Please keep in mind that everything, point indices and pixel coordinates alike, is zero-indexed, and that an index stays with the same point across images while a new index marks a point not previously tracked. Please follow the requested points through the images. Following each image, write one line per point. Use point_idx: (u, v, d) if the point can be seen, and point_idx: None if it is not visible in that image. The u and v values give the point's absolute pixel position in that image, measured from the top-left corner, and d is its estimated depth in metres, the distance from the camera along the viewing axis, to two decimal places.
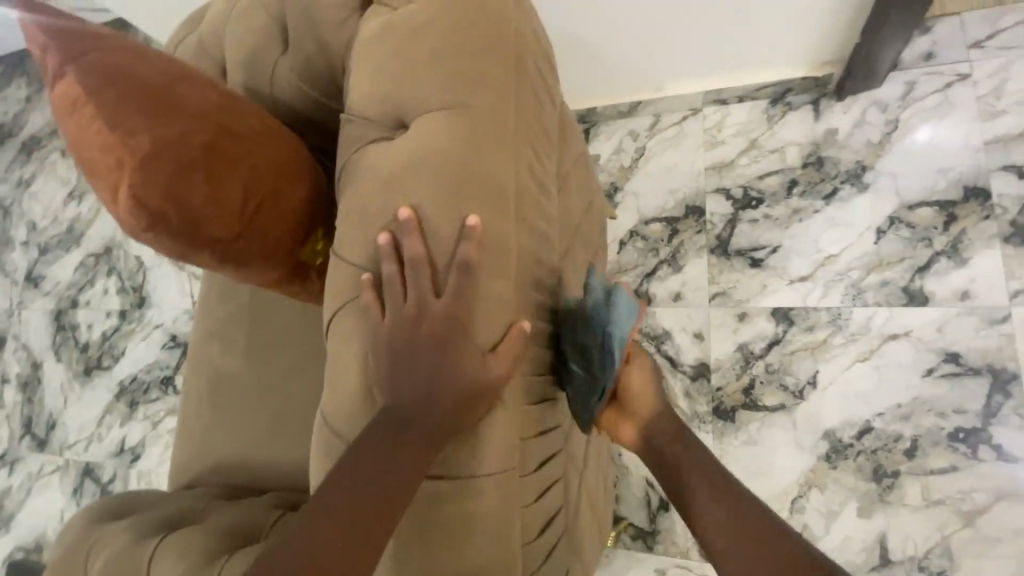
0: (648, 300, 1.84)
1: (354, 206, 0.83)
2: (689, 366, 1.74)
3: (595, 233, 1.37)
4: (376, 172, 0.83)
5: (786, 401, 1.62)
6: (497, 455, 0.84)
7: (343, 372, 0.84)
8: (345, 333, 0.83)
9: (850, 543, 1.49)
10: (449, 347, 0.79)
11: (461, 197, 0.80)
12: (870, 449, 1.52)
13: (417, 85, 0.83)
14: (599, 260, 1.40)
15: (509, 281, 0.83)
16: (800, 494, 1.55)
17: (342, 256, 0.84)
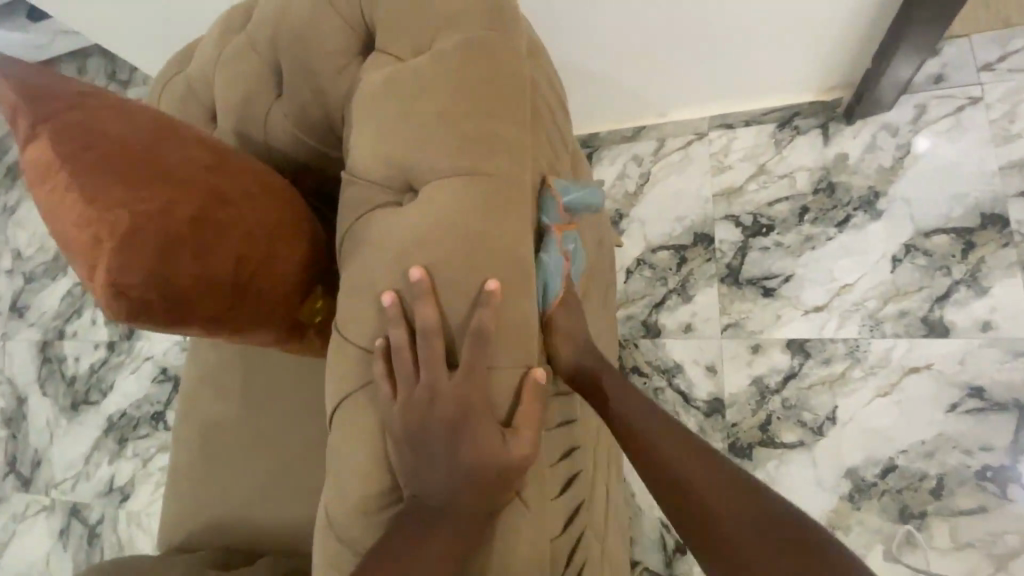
0: (657, 331, 1.78)
1: (362, 278, 0.77)
2: (703, 402, 1.68)
3: (606, 273, 1.31)
4: (385, 241, 0.77)
5: (804, 438, 1.56)
6: (527, 562, 0.76)
7: (351, 456, 0.77)
8: (355, 423, 0.77)
9: None
10: (463, 429, 0.72)
11: (478, 268, 0.74)
12: (894, 489, 1.46)
13: (424, 144, 0.77)
14: (610, 301, 1.35)
15: (531, 353, 0.77)
16: None
17: (348, 334, 0.78)
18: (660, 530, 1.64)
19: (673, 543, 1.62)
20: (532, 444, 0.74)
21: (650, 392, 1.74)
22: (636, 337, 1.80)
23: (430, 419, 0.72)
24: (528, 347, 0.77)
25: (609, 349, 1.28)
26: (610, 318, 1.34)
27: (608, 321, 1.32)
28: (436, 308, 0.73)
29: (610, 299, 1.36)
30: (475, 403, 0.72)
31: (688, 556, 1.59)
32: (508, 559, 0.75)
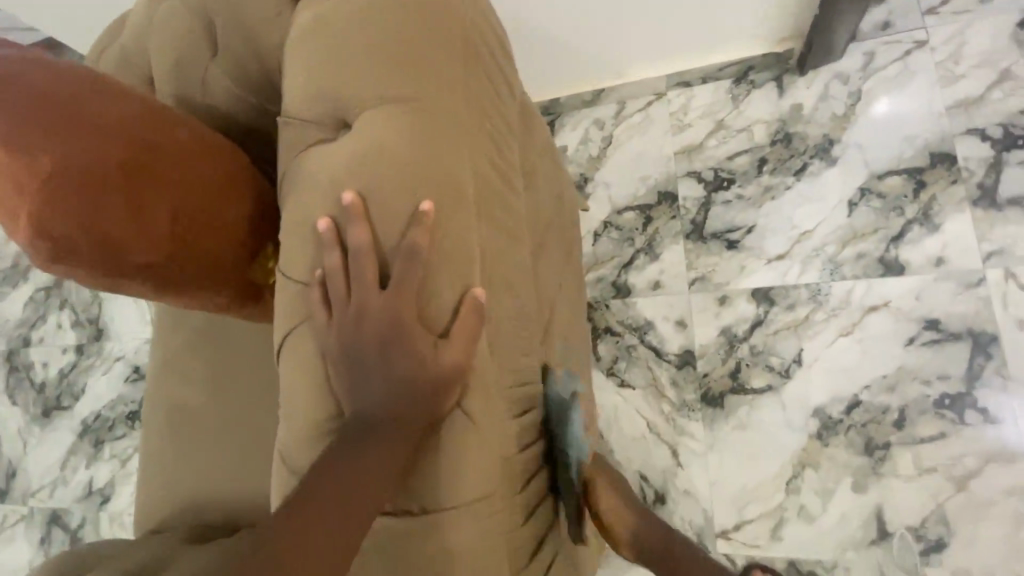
0: (627, 291, 1.80)
1: (296, 213, 0.77)
2: (674, 355, 1.71)
3: (568, 230, 1.33)
4: (318, 175, 0.76)
5: (773, 382, 1.60)
6: (473, 476, 0.77)
7: (297, 390, 0.78)
8: (299, 356, 0.77)
9: (848, 519, 1.47)
10: (393, 342, 0.72)
11: (412, 196, 0.74)
12: (859, 423, 1.50)
13: (356, 79, 0.77)
14: (574, 257, 1.36)
15: (470, 277, 0.77)
16: (794, 475, 1.53)
17: (286, 271, 0.78)
18: (639, 483, 1.66)
19: (653, 495, 1.64)
20: (465, 353, 0.75)
21: (623, 350, 1.77)
22: (607, 298, 1.82)
23: (367, 341, 0.73)
24: (468, 277, 0.77)
25: (573, 304, 1.30)
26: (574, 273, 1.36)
27: (573, 276, 1.34)
28: (366, 230, 0.72)
29: (573, 256, 1.37)
30: (412, 327, 0.72)
31: (668, 505, 1.62)
32: (454, 473, 0.76)
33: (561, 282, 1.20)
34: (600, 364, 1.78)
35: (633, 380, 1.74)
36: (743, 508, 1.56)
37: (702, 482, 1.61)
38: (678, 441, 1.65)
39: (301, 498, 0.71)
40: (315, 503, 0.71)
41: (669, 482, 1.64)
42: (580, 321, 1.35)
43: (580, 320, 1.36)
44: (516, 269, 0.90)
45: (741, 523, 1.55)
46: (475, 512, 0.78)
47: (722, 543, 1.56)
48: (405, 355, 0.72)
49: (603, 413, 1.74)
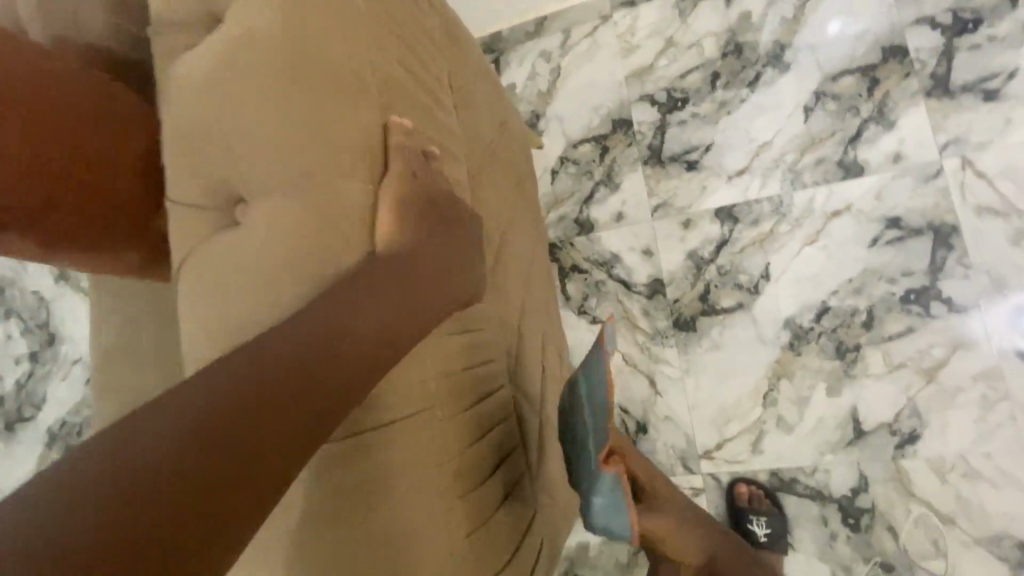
0: (590, 226, 1.75)
1: (190, 132, 0.85)
2: (643, 285, 1.68)
3: (523, 178, 1.31)
4: (195, 90, 0.85)
5: (743, 299, 1.58)
6: (415, 389, 0.79)
7: (204, 294, 0.83)
8: (207, 260, 0.84)
9: (825, 424, 1.48)
10: (425, 269, 0.80)
11: (286, 109, 0.81)
12: (829, 329, 1.50)
13: (240, 13, 0.86)
14: (525, 196, 1.33)
15: (375, 195, 0.80)
16: (770, 388, 1.54)
17: (177, 190, 0.88)
18: (620, 416, 1.66)
19: (635, 426, 1.64)
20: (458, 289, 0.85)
21: (592, 287, 1.73)
22: (570, 236, 1.77)
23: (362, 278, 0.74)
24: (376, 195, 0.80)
25: (527, 246, 1.28)
26: (525, 211, 1.33)
27: (524, 215, 1.31)
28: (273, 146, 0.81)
29: (524, 194, 1.33)
30: (445, 273, 0.83)
31: (650, 434, 1.62)
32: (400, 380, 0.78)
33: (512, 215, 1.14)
34: (570, 304, 1.74)
35: (605, 315, 1.70)
36: (722, 426, 1.57)
37: (681, 407, 1.61)
38: (654, 370, 1.64)
39: (222, 396, 0.59)
40: (241, 408, 0.59)
41: (649, 411, 1.63)
42: (538, 260, 1.33)
43: (537, 259, 1.33)
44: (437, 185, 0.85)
45: (722, 442, 1.56)
46: (400, 435, 0.78)
47: (705, 463, 1.57)
48: (432, 284, 0.80)
49: (578, 352, 1.71)
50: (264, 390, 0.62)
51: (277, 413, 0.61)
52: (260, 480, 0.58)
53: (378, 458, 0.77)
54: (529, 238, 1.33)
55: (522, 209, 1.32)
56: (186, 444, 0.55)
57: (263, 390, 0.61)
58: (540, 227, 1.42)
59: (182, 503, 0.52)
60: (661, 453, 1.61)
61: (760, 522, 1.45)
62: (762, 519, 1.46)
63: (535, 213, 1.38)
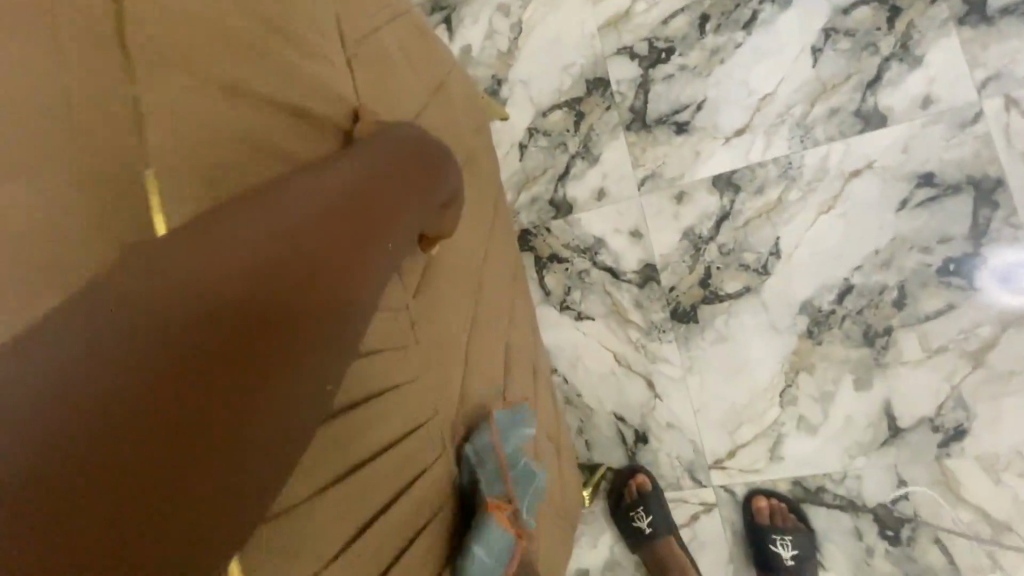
0: (568, 207, 1.50)
1: None
2: (633, 273, 1.44)
3: (470, 160, 1.07)
4: None
5: (750, 282, 1.35)
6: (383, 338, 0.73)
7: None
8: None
9: (854, 422, 1.27)
10: (426, 183, 0.72)
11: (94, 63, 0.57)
12: (854, 311, 1.27)
13: None
14: (474, 179, 1.08)
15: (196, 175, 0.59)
16: (787, 383, 1.32)
17: None
18: (616, 425, 1.44)
19: (633, 436, 1.42)
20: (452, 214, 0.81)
21: (574, 279, 1.49)
22: (546, 221, 1.52)
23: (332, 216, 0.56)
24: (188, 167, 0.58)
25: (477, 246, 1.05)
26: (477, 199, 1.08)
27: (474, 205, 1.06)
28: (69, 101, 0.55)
29: (474, 178, 1.08)
30: (438, 183, 0.75)
31: (650, 444, 1.41)
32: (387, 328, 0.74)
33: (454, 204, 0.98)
34: (551, 299, 1.50)
35: (591, 310, 1.47)
36: (734, 432, 1.35)
37: (686, 411, 1.38)
38: (651, 370, 1.41)
39: (161, 303, 0.42)
40: (183, 333, 0.42)
41: (648, 418, 1.41)
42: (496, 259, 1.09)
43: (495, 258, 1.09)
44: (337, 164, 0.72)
45: (735, 449, 1.35)
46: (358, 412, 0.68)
47: (717, 474, 1.36)
48: (427, 193, 0.72)
49: (563, 355, 1.48)
50: (219, 315, 0.44)
51: (241, 349, 0.44)
52: (217, 444, 0.43)
53: (369, 429, 0.69)
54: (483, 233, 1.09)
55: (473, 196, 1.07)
56: (154, 363, 0.41)
57: (208, 317, 0.43)
58: (499, 217, 1.17)
59: (124, 495, 0.39)
60: (664, 464, 1.40)
61: (785, 542, 1.25)
62: (787, 538, 1.25)
63: (491, 201, 1.13)
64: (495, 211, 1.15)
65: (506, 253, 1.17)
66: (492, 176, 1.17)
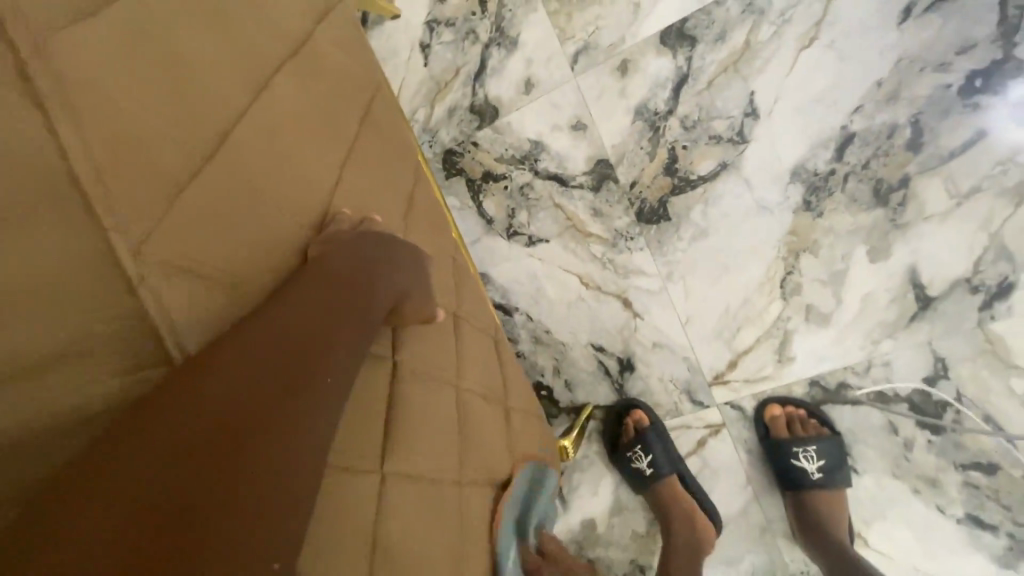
0: (494, 112, 1.22)
1: None
2: (585, 175, 1.18)
3: (319, 58, 0.69)
4: None
5: (726, 156, 1.09)
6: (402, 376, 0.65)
7: None
8: None
9: (876, 301, 1.04)
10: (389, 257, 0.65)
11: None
12: (860, 164, 1.02)
13: None
14: (330, 87, 0.70)
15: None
16: (788, 270, 1.08)
17: None
18: (596, 358, 1.22)
19: (617, 366, 1.21)
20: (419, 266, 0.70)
21: (517, 198, 1.23)
22: (471, 134, 1.24)
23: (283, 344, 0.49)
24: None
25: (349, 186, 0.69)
26: (336, 119, 0.70)
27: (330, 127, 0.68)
28: None
29: (333, 84, 0.71)
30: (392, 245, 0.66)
31: (639, 371, 1.19)
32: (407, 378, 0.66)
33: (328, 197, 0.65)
34: (494, 228, 1.24)
35: (543, 230, 1.22)
36: (733, 338, 1.13)
37: (673, 327, 1.16)
38: (625, 286, 1.18)
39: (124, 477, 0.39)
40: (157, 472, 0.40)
41: (631, 342, 1.19)
42: (377, 195, 0.75)
43: (376, 194, 0.75)
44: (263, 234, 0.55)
45: (736, 359, 1.13)
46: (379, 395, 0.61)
47: (719, 390, 1.15)
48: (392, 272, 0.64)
49: (521, 289, 1.24)
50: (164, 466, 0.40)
51: (169, 521, 0.37)
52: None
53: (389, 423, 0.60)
54: (355, 164, 0.72)
55: (335, 111, 0.70)
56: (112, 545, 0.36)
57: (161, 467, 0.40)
58: (382, 139, 0.81)
59: None
60: (658, 391, 1.19)
61: (809, 453, 1.06)
62: (811, 449, 1.06)
63: (363, 120, 0.77)
64: (373, 130, 0.80)
65: (398, 186, 0.82)
66: (365, 79, 0.81)
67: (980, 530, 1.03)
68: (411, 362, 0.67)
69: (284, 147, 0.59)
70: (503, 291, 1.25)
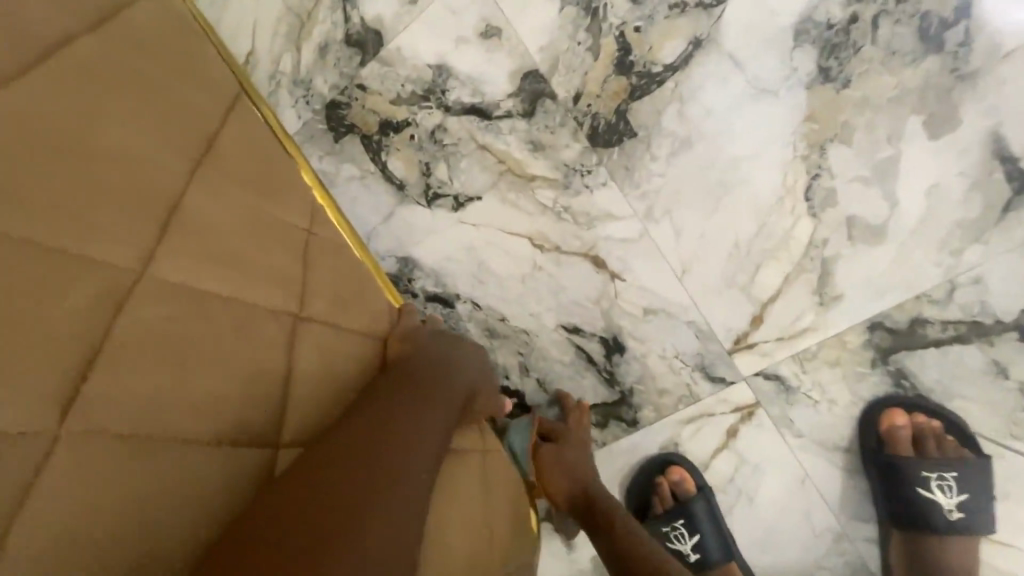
0: (378, 39, 0.89)
1: None
2: (512, 98, 0.85)
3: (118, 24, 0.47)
4: None
5: (697, 31, 0.77)
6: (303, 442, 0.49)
7: None
8: None
9: (947, 194, 0.72)
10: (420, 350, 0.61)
11: None
12: (889, 1, 0.71)
13: None
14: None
15: None
16: (813, 174, 0.76)
17: None
18: (573, 343, 0.88)
19: (602, 350, 0.87)
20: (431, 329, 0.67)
21: (429, 146, 0.88)
22: (353, 74, 0.90)
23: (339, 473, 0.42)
24: None
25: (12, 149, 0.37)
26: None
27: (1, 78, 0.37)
28: None
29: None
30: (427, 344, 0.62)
31: (632, 351, 0.86)
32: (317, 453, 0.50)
33: (284, 254, 0.55)
34: (407, 195, 0.89)
35: (470, 184, 0.88)
36: (751, 284, 0.81)
37: (667, 284, 0.83)
38: (593, 239, 0.85)
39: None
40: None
41: (615, 315, 0.86)
42: (120, 160, 0.43)
43: (118, 155, 0.43)
44: (245, 326, 0.48)
45: (761, 313, 0.81)
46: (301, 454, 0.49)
47: (746, 359, 0.82)
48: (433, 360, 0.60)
49: (456, 270, 0.89)
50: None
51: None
52: None
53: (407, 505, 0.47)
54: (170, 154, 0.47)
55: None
56: None
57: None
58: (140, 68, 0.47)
59: None
60: (663, 374, 0.86)
61: (945, 483, 0.76)
62: (949, 478, 0.76)
63: (80, 28, 0.43)
64: (169, 71, 0.50)
65: (178, 134, 0.49)
66: None
67: None
68: (180, 407, 0.41)
69: (251, 224, 0.52)
70: (436, 277, 0.89)
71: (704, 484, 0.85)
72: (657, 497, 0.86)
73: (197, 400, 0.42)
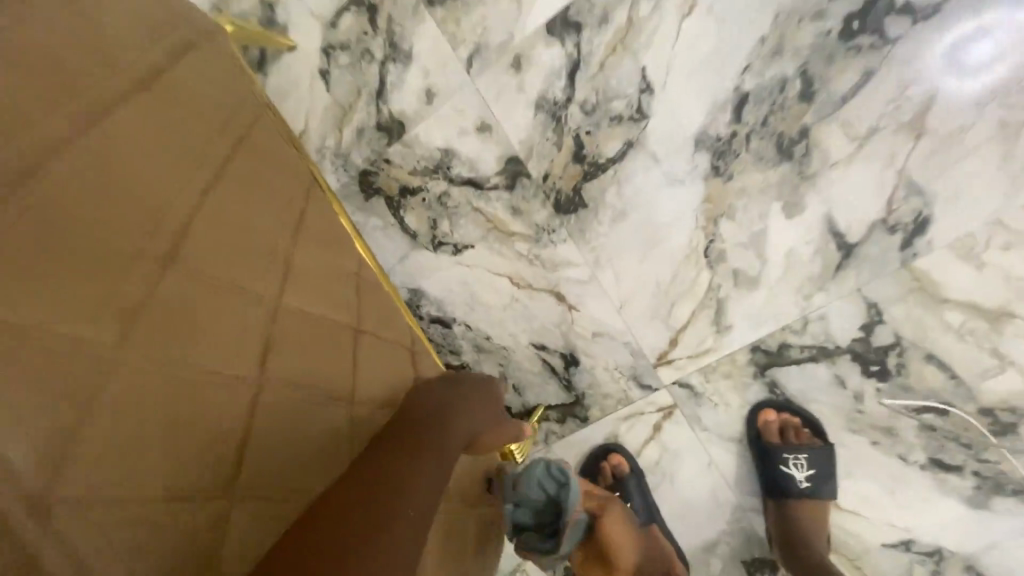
0: (401, 127, 1.21)
1: None
2: (498, 175, 1.16)
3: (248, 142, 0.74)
4: None
5: (629, 135, 1.09)
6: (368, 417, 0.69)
7: None
8: None
9: (800, 256, 1.03)
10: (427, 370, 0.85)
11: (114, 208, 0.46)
12: (758, 124, 1.03)
13: None
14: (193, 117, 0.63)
15: None
16: (710, 239, 1.07)
17: None
18: (540, 357, 1.17)
19: (562, 363, 1.16)
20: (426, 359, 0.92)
21: (436, 207, 1.19)
22: (382, 151, 1.22)
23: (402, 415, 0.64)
24: None
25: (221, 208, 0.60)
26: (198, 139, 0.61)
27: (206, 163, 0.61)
28: None
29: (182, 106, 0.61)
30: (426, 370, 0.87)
31: (584, 364, 1.15)
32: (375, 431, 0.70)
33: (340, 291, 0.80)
34: (419, 242, 1.20)
35: (466, 236, 1.18)
36: (669, 316, 1.11)
37: (609, 314, 1.13)
38: (555, 280, 1.15)
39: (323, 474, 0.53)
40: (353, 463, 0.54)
41: (571, 336, 1.15)
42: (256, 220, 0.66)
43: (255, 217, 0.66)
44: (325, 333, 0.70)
45: (676, 337, 1.11)
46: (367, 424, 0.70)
47: (666, 371, 1.12)
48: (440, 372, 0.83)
49: (454, 299, 1.18)
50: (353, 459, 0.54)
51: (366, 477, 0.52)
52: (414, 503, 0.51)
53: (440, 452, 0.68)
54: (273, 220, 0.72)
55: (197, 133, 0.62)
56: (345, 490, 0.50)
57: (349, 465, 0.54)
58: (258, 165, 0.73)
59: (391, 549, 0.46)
60: (605, 381, 1.15)
61: (799, 461, 1.04)
62: (801, 458, 1.04)
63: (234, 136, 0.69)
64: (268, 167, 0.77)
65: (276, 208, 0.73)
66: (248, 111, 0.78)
67: (946, 472, 1.01)
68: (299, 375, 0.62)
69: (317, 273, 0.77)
70: (439, 304, 1.19)
71: (635, 467, 1.13)
72: (600, 476, 1.13)
73: (312, 374, 0.64)
